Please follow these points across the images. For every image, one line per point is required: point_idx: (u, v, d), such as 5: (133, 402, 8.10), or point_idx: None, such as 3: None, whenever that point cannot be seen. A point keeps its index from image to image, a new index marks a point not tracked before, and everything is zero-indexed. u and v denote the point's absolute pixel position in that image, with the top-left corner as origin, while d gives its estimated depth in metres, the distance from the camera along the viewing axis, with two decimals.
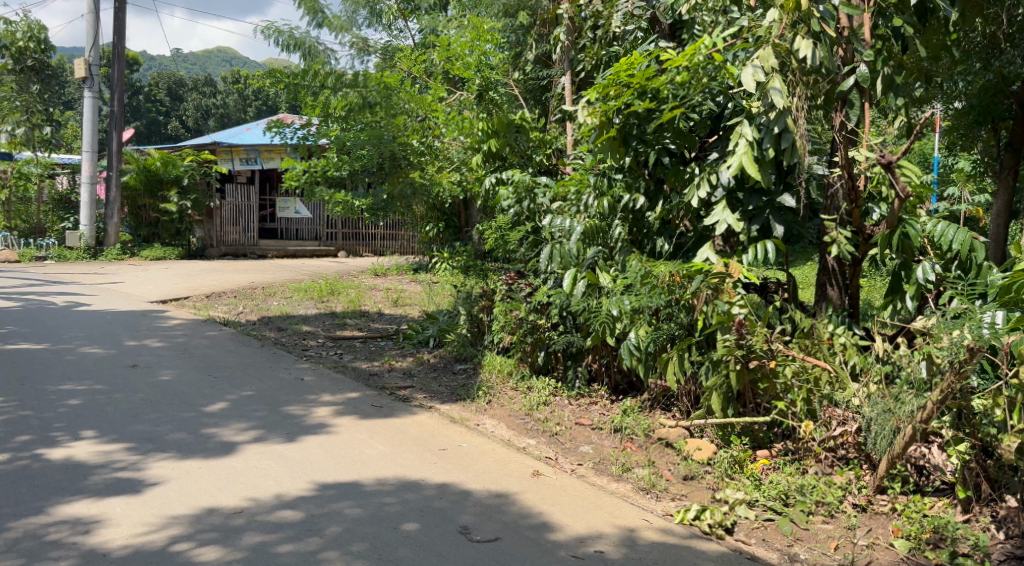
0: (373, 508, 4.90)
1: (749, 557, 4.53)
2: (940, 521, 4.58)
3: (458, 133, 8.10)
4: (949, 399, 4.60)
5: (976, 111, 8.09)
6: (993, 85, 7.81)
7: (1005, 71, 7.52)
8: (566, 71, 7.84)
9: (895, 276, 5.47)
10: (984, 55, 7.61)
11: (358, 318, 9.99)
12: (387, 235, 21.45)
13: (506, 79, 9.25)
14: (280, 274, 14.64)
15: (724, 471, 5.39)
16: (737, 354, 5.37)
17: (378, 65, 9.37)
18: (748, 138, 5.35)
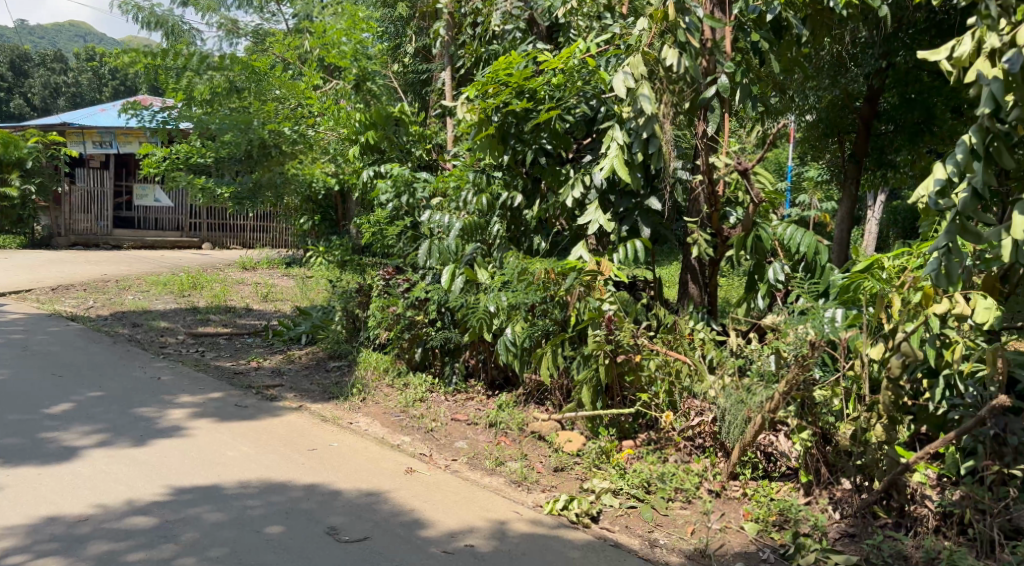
0: (234, 512, 4.71)
1: (613, 543, 4.72)
2: (785, 504, 4.87)
3: (337, 124, 7.92)
4: (793, 389, 4.95)
5: (824, 124, 8.76)
6: (839, 101, 8.47)
7: (849, 89, 8.10)
8: (446, 66, 7.74)
9: (749, 277, 5.83)
10: (832, 72, 8.12)
11: (222, 313, 9.55)
12: (258, 226, 20.40)
13: (384, 71, 9.20)
14: (139, 265, 13.81)
15: (592, 461, 5.55)
16: (606, 350, 5.57)
17: (248, 49, 9.05)
18: (619, 142, 5.54)
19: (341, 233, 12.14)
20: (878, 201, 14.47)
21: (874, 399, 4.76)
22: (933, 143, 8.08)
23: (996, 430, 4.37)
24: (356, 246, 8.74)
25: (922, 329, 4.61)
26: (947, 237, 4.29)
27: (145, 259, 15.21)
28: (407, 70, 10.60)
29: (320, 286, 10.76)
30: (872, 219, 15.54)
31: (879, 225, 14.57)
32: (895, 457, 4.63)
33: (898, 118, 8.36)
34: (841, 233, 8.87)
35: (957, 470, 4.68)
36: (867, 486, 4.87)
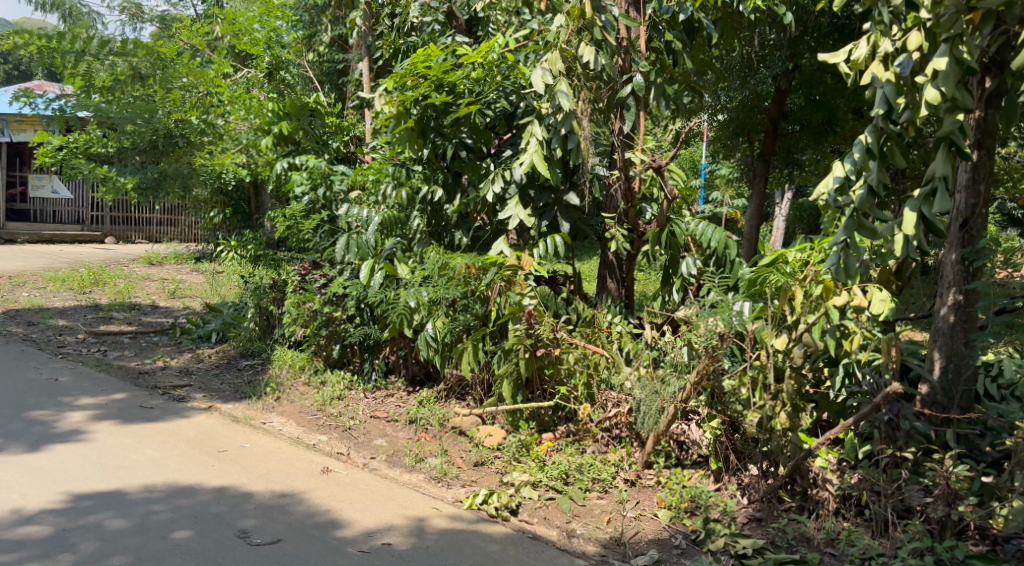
0: (138, 517, 4.52)
1: (531, 536, 4.75)
2: (696, 491, 5.00)
3: (247, 114, 7.69)
4: (704, 379, 5.10)
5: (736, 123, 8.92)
6: (749, 103, 8.70)
7: (758, 90, 8.28)
8: (364, 57, 7.58)
9: (664, 271, 5.98)
10: (742, 73, 8.43)
11: (127, 310, 9.13)
12: (165, 219, 19.91)
13: (298, 60, 8.97)
14: (35, 260, 13.10)
15: (512, 455, 5.54)
16: (526, 344, 5.61)
17: (153, 34, 8.70)
18: (538, 138, 5.57)
19: (253, 226, 11.74)
20: (786, 198, 15.07)
21: (778, 387, 4.91)
22: (837, 143, 8.64)
23: (890, 415, 4.66)
24: (270, 240, 8.51)
25: (823, 320, 4.86)
26: (846, 232, 4.48)
27: (42, 253, 14.42)
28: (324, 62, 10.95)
29: (232, 282, 10.41)
30: (780, 215, 16.13)
31: (785, 222, 15.17)
32: (799, 442, 4.77)
33: (804, 118, 8.65)
34: (751, 228, 9.02)
35: (855, 455, 4.90)
36: (774, 471, 5.00)
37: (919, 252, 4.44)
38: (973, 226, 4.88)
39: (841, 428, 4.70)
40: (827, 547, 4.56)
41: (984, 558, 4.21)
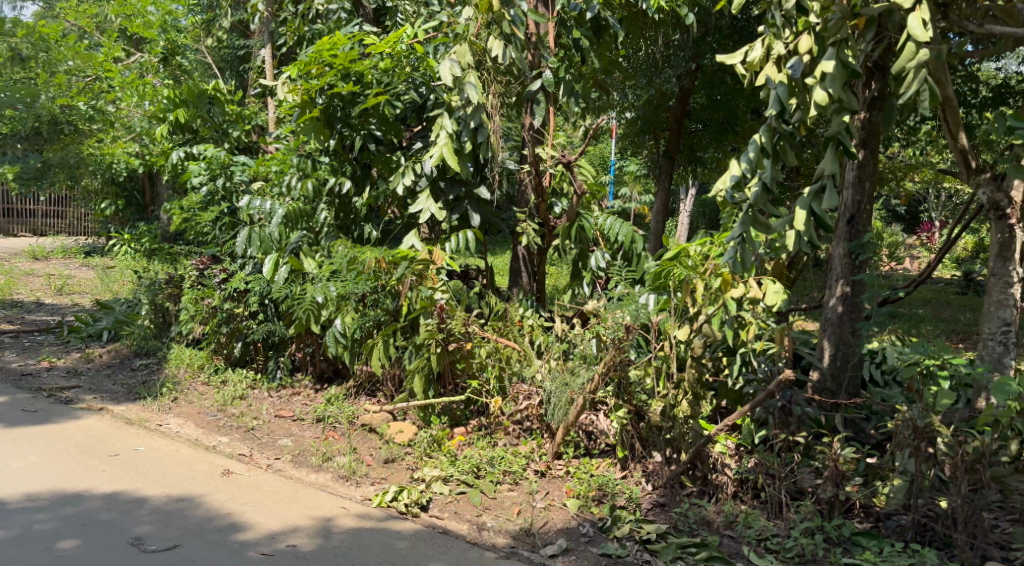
0: (19, 528, 4.24)
1: (441, 531, 4.68)
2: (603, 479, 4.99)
3: (141, 100, 7.33)
4: (612, 370, 5.10)
5: (642, 121, 9.19)
6: (655, 100, 8.85)
7: (663, 89, 8.38)
8: (266, 43, 7.32)
9: (573, 265, 6.01)
10: (649, 72, 8.55)
11: (8, 309, 8.56)
12: (52, 211, 18.57)
13: (196, 45, 8.62)
14: None
15: (423, 451, 5.46)
16: (438, 338, 5.57)
17: (37, 15, 8.23)
18: (448, 131, 5.52)
19: (148, 219, 12.03)
20: (691, 193, 15.49)
21: (680, 376, 5.05)
22: (737, 142, 8.95)
23: (783, 401, 4.82)
24: (164, 234, 8.37)
25: (722, 312, 4.97)
26: (744, 227, 4.58)
27: None
28: (222, 47, 10.87)
29: (125, 277, 9.87)
30: (684, 209, 16.57)
31: (688, 218, 15.64)
32: (699, 429, 4.84)
33: (705, 118, 9.09)
34: (657, 225, 9.35)
35: (752, 439, 4.96)
36: (675, 457, 4.99)
37: (810, 245, 4.63)
38: (858, 222, 5.17)
39: (738, 415, 4.79)
40: (725, 529, 4.62)
41: (869, 535, 4.43)
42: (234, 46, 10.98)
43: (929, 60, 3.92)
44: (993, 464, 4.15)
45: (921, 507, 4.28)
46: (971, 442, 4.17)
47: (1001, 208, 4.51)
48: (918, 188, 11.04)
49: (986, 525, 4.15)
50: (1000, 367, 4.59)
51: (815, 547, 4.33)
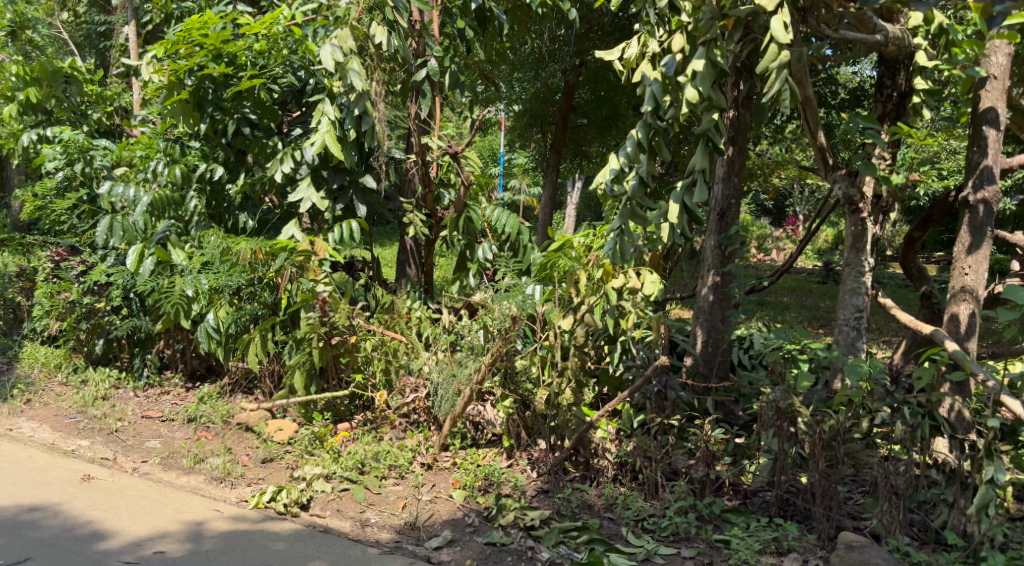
0: None
1: (322, 530, 4.46)
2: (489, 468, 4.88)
3: None
4: (498, 360, 5.01)
5: (530, 114, 9.19)
6: (542, 93, 9.00)
7: (549, 83, 8.57)
8: (130, 20, 6.89)
9: (460, 256, 6.01)
10: (535, 66, 8.69)
11: None
12: None
13: (52, 20, 8.04)
14: None
15: (304, 448, 5.25)
16: (320, 332, 5.39)
17: None
18: (330, 117, 5.38)
19: None
20: (576, 186, 15.78)
21: (564, 364, 5.03)
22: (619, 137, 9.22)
23: (659, 387, 4.92)
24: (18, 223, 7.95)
25: (603, 301, 5.08)
26: (623, 219, 4.68)
27: None
28: (81, 22, 10.26)
29: None
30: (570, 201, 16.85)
31: (575, 210, 15.93)
32: (582, 417, 4.89)
33: (591, 113, 9.22)
34: (545, 218, 9.45)
35: (630, 424, 5.08)
36: (560, 444, 5.01)
37: (683, 236, 4.80)
38: (728, 216, 5.38)
39: (619, 400, 4.85)
40: (605, 512, 4.64)
41: (738, 511, 4.50)
42: (95, 22, 10.38)
43: (790, 61, 4.04)
44: (845, 440, 4.33)
45: (783, 483, 4.41)
46: (828, 421, 4.33)
47: (855, 203, 4.72)
48: (784, 182, 11.61)
49: (840, 497, 4.33)
50: (853, 351, 4.92)
51: (688, 525, 4.38)
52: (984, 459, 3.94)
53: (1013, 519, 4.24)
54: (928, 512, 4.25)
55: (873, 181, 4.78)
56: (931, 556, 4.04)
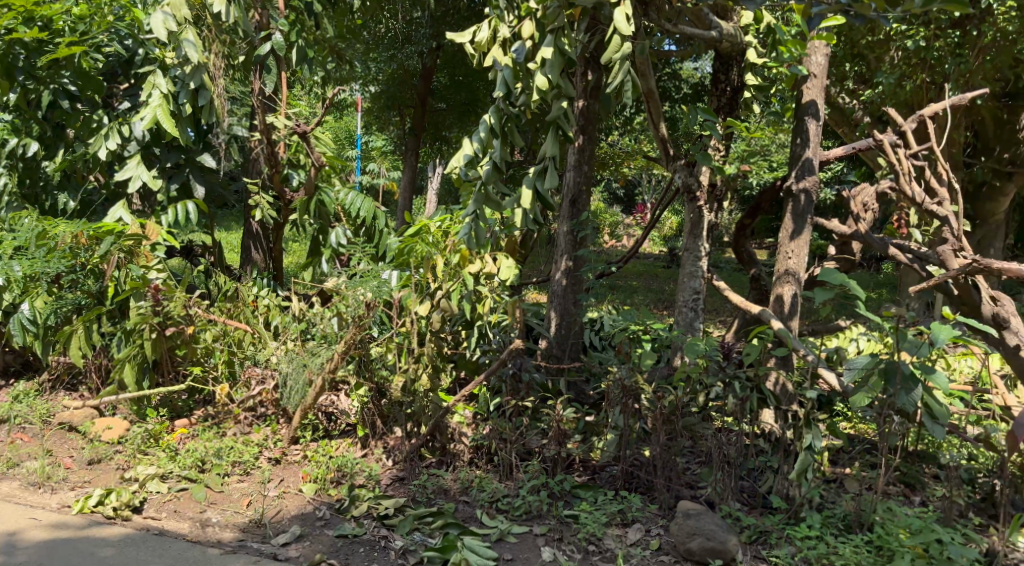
0: None
1: (156, 532, 4.15)
2: (342, 459, 4.70)
3: None
4: (352, 348, 4.83)
5: (387, 96, 9.00)
6: (400, 75, 8.82)
7: (407, 64, 8.46)
8: None
9: (313, 240, 5.83)
10: (391, 47, 8.52)
11: None
12: None
13: None
14: None
15: (136, 448, 4.86)
16: (152, 323, 5.01)
17: None
18: (162, 90, 4.98)
19: None
20: (435, 172, 15.75)
21: (420, 350, 4.91)
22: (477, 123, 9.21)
23: (514, 368, 5.03)
24: None
25: (460, 287, 5.03)
26: (476, 205, 4.61)
27: None
28: None
29: None
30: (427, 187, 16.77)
31: (435, 196, 15.87)
32: (438, 402, 4.81)
33: (449, 97, 9.20)
34: (405, 202, 9.27)
35: (487, 408, 5.10)
36: (416, 430, 4.91)
37: (536, 223, 4.76)
38: (579, 202, 5.45)
39: (476, 383, 4.82)
40: (461, 495, 4.59)
41: (587, 487, 4.56)
42: None
43: (632, 53, 4.13)
44: (684, 414, 4.47)
45: (629, 457, 4.54)
46: (667, 397, 4.44)
47: (692, 191, 4.88)
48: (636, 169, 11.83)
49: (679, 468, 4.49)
50: (691, 330, 5.14)
51: (540, 503, 4.41)
52: (803, 426, 4.20)
53: (828, 481, 4.51)
54: (756, 479, 4.47)
55: (709, 170, 4.95)
56: (758, 519, 4.22)
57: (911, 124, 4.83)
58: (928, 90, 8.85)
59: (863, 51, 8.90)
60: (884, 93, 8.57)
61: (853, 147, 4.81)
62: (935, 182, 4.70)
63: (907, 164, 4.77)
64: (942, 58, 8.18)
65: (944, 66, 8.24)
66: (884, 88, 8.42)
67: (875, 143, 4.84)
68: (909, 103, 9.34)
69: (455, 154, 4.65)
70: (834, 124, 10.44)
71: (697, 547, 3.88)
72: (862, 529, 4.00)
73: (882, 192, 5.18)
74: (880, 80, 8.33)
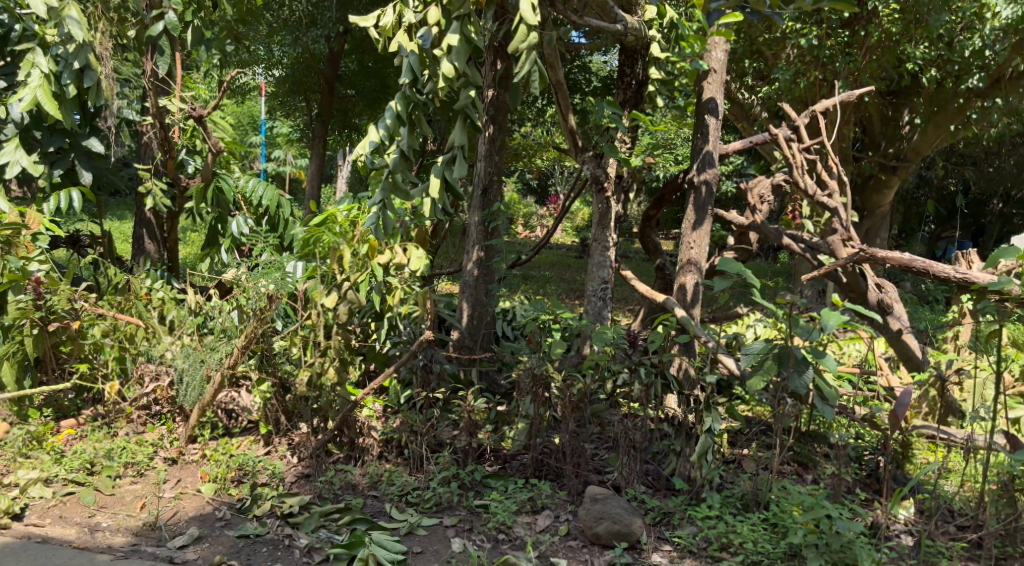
0: None
1: (39, 540, 3.93)
2: (243, 458, 4.57)
3: None
4: (252, 342, 4.68)
5: (291, 81, 9.05)
6: (304, 60, 8.77)
7: (310, 48, 8.26)
8: None
9: (211, 229, 5.57)
10: (294, 30, 8.23)
11: None
12: None
13: None
14: None
15: (16, 451, 4.59)
16: (34, 317, 4.77)
17: None
18: (42, 70, 4.68)
19: None
20: (345, 161, 15.50)
21: (327, 344, 4.70)
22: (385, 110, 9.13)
23: (424, 360, 4.84)
24: None
25: (367, 278, 4.94)
26: (383, 194, 4.47)
27: None
28: None
29: None
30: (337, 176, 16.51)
31: (345, 185, 15.65)
32: (346, 395, 4.67)
33: (357, 84, 9.18)
34: (313, 190, 9.07)
35: (398, 400, 5.00)
36: (322, 426, 4.76)
37: (445, 214, 4.65)
38: (491, 193, 5.38)
39: (385, 375, 4.68)
40: (370, 490, 4.49)
41: (497, 477, 4.52)
42: None
43: (538, 43, 4.08)
44: (592, 402, 4.50)
45: (539, 445, 4.52)
46: (577, 384, 4.45)
47: (600, 182, 4.88)
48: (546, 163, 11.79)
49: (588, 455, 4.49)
50: (600, 320, 5.13)
51: (450, 494, 4.35)
52: (703, 410, 4.30)
53: (726, 463, 4.59)
54: (660, 462, 4.49)
55: (616, 162, 5.00)
56: (662, 501, 4.26)
57: (804, 119, 5.03)
58: (820, 86, 9.19)
59: (762, 49, 9.36)
60: (780, 89, 8.93)
61: (750, 141, 4.90)
62: (825, 174, 4.89)
63: (801, 158, 4.93)
64: (832, 57, 8.55)
65: (834, 65, 8.59)
66: (781, 84, 8.75)
67: (771, 137, 4.96)
68: (803, 99, 9.70)
69: (360, 142, 4.50)
70: (734, 119, 10.67)
71: (604, 531, 3.88)
72: (759, 508, 4.07)
73: (777, 185, 5.31)
74: (777, 77, 8.69)
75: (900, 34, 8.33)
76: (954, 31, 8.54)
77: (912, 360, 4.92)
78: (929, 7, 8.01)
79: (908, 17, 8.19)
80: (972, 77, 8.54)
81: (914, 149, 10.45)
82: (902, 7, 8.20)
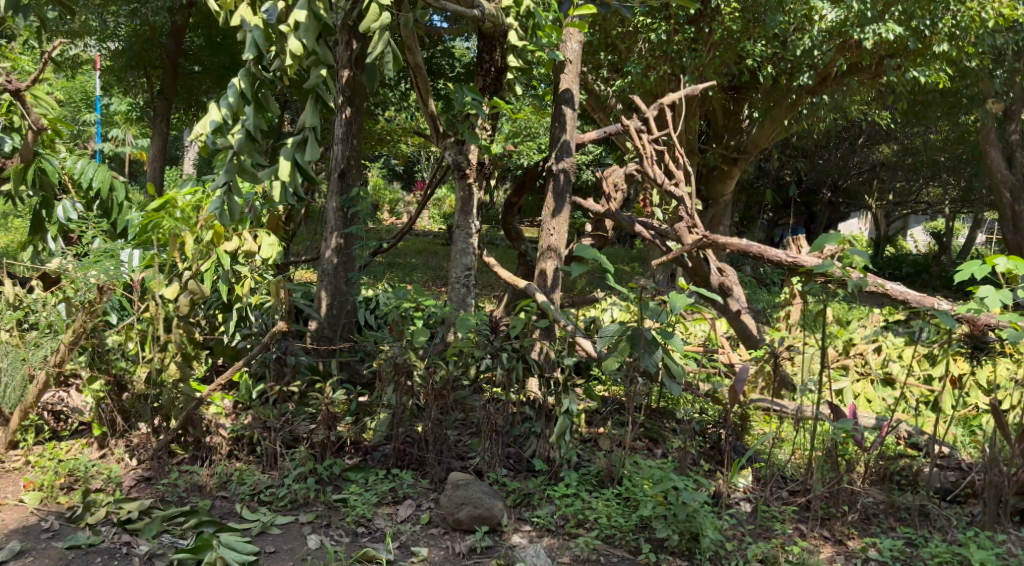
0: None
1: None
2: (71, 463, 4.22)
3: None
4: (81, 338, 4.35)
5: (129, 54, 8.58)
6: (143, 32, 8.37)
7: (150, 21, 7.97)
8: None
9: (34, 215, 5.16)
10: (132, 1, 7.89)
11: None
12: None
13: None
14: None
15: None
16: None
17: None
18: None
19: None
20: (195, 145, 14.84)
21: (166, 337, 4.39)
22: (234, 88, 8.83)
23: (278, 352, 4.68)
24: None
25: (215, 266, 4.65)
26: (226, 175, 4.16)
27: None
28: None
29: None
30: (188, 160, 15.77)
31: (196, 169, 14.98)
32: (190, 393, 4.38)
33: (204, 60, 8.88)
34: (156, 171, 8.56)
35: (248, 396, 4.67)
36: (164, 425, 4.48)
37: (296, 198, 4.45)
38: (349, 177, 5.21)
39: (234, 370, 4.41)
40: (218, 491, 4.26)
41: (358, 469, 4.39)
42: None
43: (390, 23, 3.98)
44: (455, 389, 4.44)
45: (400, 435, 4.43)
46: (439, 371, 4.38)
47: (462, 169, 4.87)
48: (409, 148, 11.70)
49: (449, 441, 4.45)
50: (463, 306, 5.08)
51: (306, 490, 4.19)
52: (562, 392, 4.35)
53: (585, 442, 4.66)
54: (522, 445, 4.52)
55: (477, 149, 4.93)
56: (522, 483, 4.28)
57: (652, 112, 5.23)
58: (669, 80, 9.55)
59: (615, 41, 9.55)
60: (632, 82, 9.26)
61: (604, 131, 5.01)
62: (673, 164, 5.10)
63: (650, 149, 5.13)
64: (679, 52, 8.97)
65: (681, 60, 9.00)
66: (633, 77, 9.13)
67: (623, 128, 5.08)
68: (654, 91, 10.06)
69: (198, 122, 4.20)
70: (590, 110, 10.76)
71: (465, 516, 3.85)
72: (614, 483, 4.18)
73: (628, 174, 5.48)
74: (629, 71, 9.03)
75: (739, 32, 8.79)
76: (787, 30, 9.07)
77: (750, 339, 5.24)
78: (766, 7, 8.48)
79: (747, 16, 8.66)
80: (803, 75, 9.10)
81: (754, 142, 11.05)
82: (741, 6, 8.65)
